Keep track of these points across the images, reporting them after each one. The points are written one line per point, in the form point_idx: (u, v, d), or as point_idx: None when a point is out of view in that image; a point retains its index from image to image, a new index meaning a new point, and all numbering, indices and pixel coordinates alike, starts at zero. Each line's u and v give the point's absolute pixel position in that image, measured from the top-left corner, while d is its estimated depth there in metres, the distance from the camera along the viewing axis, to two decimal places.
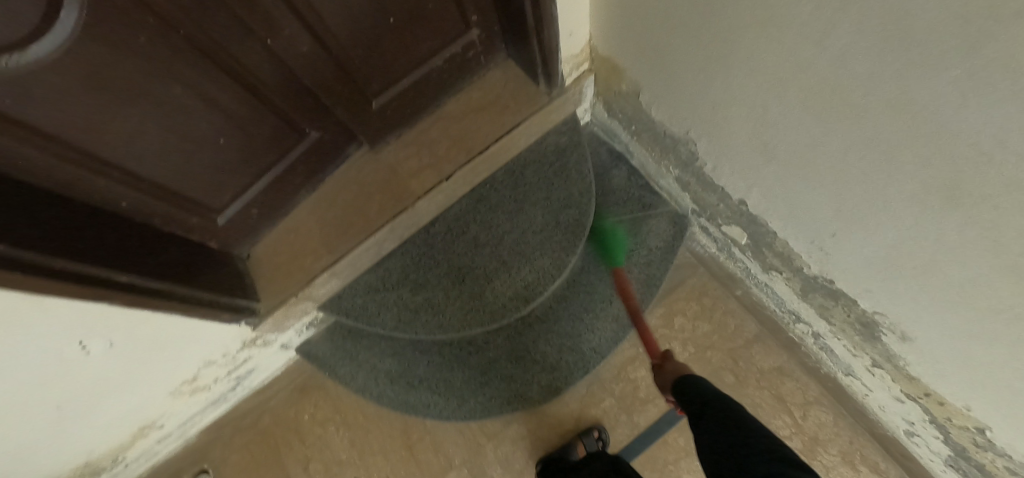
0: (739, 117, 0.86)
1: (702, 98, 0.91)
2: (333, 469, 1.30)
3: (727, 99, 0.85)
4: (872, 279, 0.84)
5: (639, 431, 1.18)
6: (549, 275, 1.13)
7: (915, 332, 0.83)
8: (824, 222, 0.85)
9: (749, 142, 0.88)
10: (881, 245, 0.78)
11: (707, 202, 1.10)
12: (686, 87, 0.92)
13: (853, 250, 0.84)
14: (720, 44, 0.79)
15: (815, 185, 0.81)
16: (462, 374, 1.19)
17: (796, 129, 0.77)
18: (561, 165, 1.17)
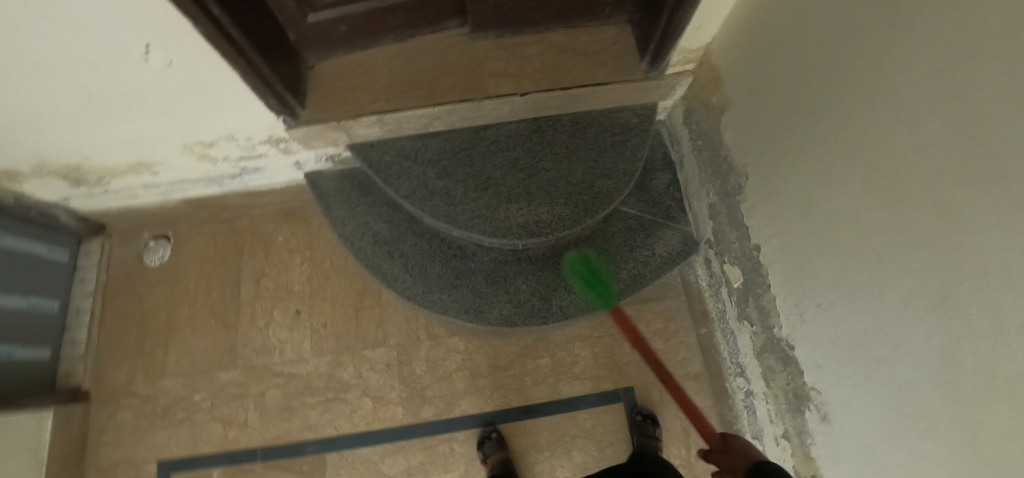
0: (800, 168, 0.93)
1: (777, 140, 0.98)
2: (281, 293, 1.35)
3: (799, 148, 0.93)
4: (829, 357, 0.92)
5: (557, 398, 1.26)
6: (561, 224, 1.18)
7: (837, 414, 0.92)
8: (817, 291, 0.93)
9: (795, 194, 0.95)
10: (853, 329, 0.86)
11: (724, 237, 1.18)
12: (768, 123, 1.00)
13: (827, 326, 0.91)
14: (824, 95, 0.86)
15: (829, 254, 0.89)
16: (439, 269, 1.24)
17: (843, 198, 0.84)
18: (620, 141, 1.24)
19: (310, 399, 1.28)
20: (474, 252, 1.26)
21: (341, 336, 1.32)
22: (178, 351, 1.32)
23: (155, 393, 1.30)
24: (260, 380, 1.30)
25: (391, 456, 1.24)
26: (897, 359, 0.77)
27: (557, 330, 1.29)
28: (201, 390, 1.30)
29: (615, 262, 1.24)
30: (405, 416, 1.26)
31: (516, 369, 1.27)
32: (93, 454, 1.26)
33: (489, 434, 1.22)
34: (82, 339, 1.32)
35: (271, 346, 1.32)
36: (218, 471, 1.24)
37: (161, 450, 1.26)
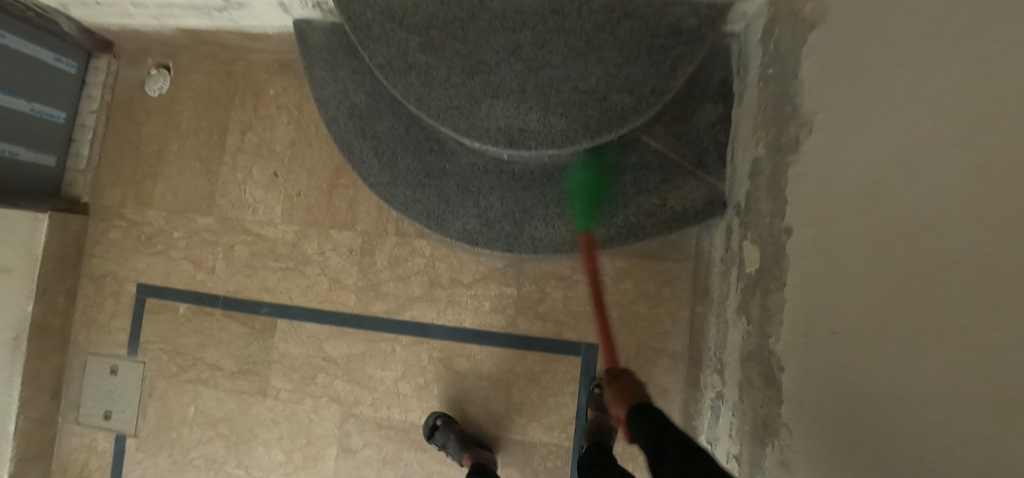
0: (896, 146, 0.60)
1: (875, 89, 0.64)
2: (262, 150, 1.28)
3: (900, 108, 0.60)
4: (817, 405, 0.67)
5: (512, 333, 1.16)
6: (550, 139, 0.93)
7: (797, 471, 0.69)
8: (837, 317, 0.65)
9: (862, 177, 0.64)
10: (862, 388, 0.60)
11: (755, 208, 0.89)
12: (879, 59, 0.64)
13: (829, 364, 0.66)
14: (992, 31, 0.50)
15: (877, 278, 0.60)
16: (410, 161, 1.07)
17: (917, 207, 0.55)
18: (662, 49, 0.92)
19: (272, 262, 1.25)
20: (453, 151, 1.06)
21: (312, 208, 1.25)
22: (164, 186, 1.32)
23: (141, 221, 1.32)
24: (232, 233, 1.28)
25: (335, 339, 1.21)
26: (898, 453, 0.53)
27: (532, 262, 1.17)
28: (179, 228, 1.30)
29: (609, 201, 1.02)
30: (356, 304, 1.21)
31: (477, 289, 1.18)
32: (86, 262, 1.34)
33: (435, 421, 1.13)
34: (83, 155, 1.36)
35: (246, 203, 1.27)
36: (184, 307, 1.28)
37: (139, 275, 1.31)
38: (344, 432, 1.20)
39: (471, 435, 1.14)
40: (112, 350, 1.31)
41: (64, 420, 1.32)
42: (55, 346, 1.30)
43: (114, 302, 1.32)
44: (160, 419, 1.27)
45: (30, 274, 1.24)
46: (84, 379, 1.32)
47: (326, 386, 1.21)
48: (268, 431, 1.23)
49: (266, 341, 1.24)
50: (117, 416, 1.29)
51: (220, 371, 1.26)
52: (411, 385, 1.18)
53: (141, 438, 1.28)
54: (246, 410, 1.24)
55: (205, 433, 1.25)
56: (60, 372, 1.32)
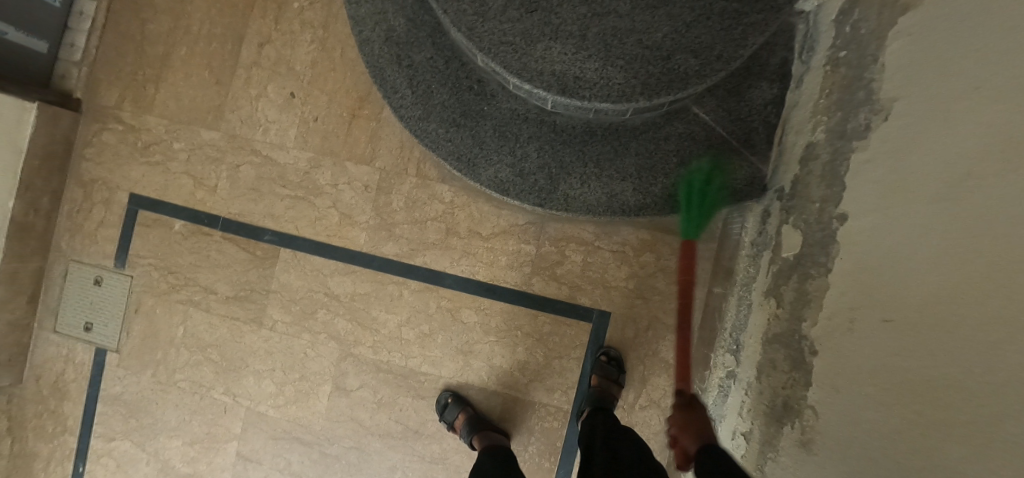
0: (990, 135, 0.57)
1: (972, 78, 0.61)
2: (280, 67, 1.19)
3: (995, 94, 0.57)
4: (855, 390, 0.66)
5: (525, 291, 1.14)
6: (606, 92, 0.88)
7: (822, 451, 0.69)
8: (896, 306, 0.64)
9: (941, 168, 0.62)
10: (915, 378, 0.59)
11: (804, 192, 0.87)
12: (986, 45, 0.61)
13: (878, 351, 0.65)
14: None
15: (948, 271, 0.58)
16: (445, 97, 1.01)
17: (1005, 198, 0.53)
18: (734, 14, 0.86)
19: (280, 188, 1.19)
20: (495, 93, 1.00)
21: (328, 136, 1.18)
22: (168, 92, 1.22)
23: (139, 127, 1.23)
24: (238, 152, 1.20)
25: (340, 276, 1.17)
26: (946, 436, 0.53)
27: (554, 222, 1.13)
28: (181, 140, 1.22)
29: (650, 168, 0.99)
30: (366, 243, 1.16)
31: (494, 242, 1.14)
32: (73, 163, 1.25)
33: (447, 400, 1.12)
34: (79, 47, 1.24)
35: (257, 122, 1.20)
36: (180, 225, 1.21)
37: (133, 184, 1.23)
38: (341, 371, 1.17)
39: (490, 420, 1.13)
40: (96, 260, 1.23)
41: (40, 327, 1.25)
42: (36, 248, 1.22)
43: (103, 210, 1.23)
44: (146, 337, 1.22)
45: (13, 167, 1.15)
46: (64, 287, 1.24)
47: (326, 322, 1.17)
48: (260, 362, 1.19)
49: (267, 269, 1.18)
50: (98, 329, 1.23)
51: (214, 294, 1.20)
52: (415, 332, 1.16)
53: (124, 355, 1.22)
54: (239, 338, 1.19)
55: (193, 357, 1.21)
56: (38, 276, 1.24)
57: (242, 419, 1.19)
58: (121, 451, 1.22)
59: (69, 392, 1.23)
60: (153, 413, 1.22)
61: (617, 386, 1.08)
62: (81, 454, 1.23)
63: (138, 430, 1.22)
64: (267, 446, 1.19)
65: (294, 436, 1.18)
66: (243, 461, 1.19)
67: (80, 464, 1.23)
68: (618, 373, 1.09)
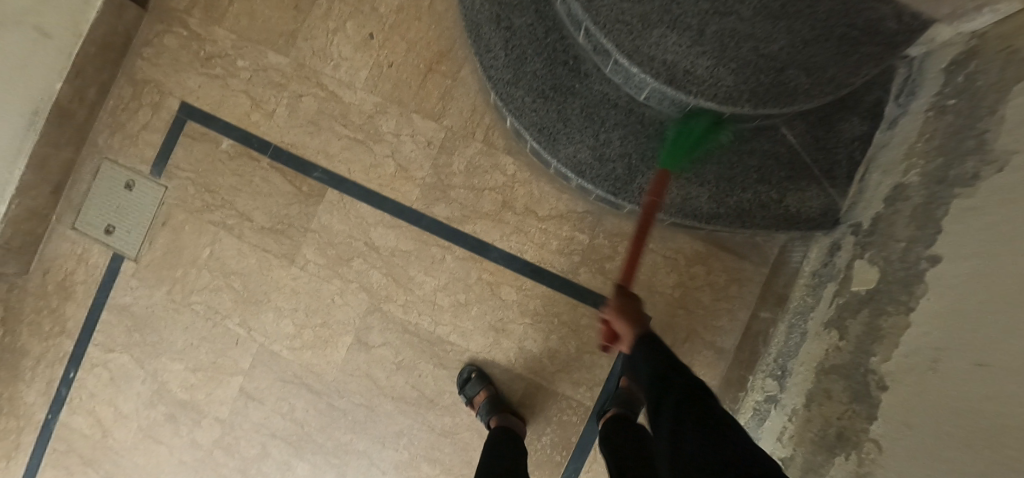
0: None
1: None
2: (364, 6, 1.16)
3: None
4: (931, 426, 0.67)
5: (570, 280, 1.11)
6: (713, 92, 0.87)
7: None
8: (990, 352, 0.64)
9: None
10: (1004, 422, 0.59)
11: (889, 232, 0.86)
12: None
13: (966, 393, 0.65)
14: None
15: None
16: (539, 66, 0.98)
17: None
18: (852, 42, 0.86)
19: (340, 127, 1.15)
20: (588, 72, 0.97)
21: (400, 85, 1.14)
22: (242, 7, 1.18)
23: (204, 37, 1.18)
24: (304, 83, 1.16)
25: (384, 228, 1.13)
26: None
27: (613, 217, 1.11)
28: (246, 58, 1.17)
29: (730, 178, 0.98)
30: (417, 200, 1.13)
31: (549, 225, 1.11)
32: (129, 60, 1.19)
33: (469, 375, 1.09)
34: None
35: (329, 56, 1.16)
36: (228, 144, 1.16)
37: (187, 93, 1.18)
38: (366, 325, 1.13)
39: (507, 401, 1.10)
40: (132, 164, 1.18)
41: (58, 222, 1.19)
42: (72, 138, 1.17)
43: (150, 114, 1.18)
44: (168, 252, 1.17)
45: (70, 50, 1.11)
46: (93, 184, 1.18)
47: (361, 272, 1.13)
48: (283, 299, 1.14)
49: (310, 207, 1.14)
50: (120, 234, 1.17)
51: (249, 222, 1.15)
52: (450, 299, 1.12)
53: (141, 266, 1.17)
54: (266, 271, 1.15)
55: (214, 281, 1.15)
56: (68, 167, 1.18)
57: (253, 355, 1.14)
58: (117, 365, 1.16)
59: (75, 294, 1.17)
60: (160, 332, 1.16)
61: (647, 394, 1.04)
62: (74, 360, 1.17)
63: (139, 346, 1.16)
64: (273, 387, 1.14)
65: (303, 383, 1.13)
66: (245, 398, 1.14)
67: (71, 370, 1.17)
68: None
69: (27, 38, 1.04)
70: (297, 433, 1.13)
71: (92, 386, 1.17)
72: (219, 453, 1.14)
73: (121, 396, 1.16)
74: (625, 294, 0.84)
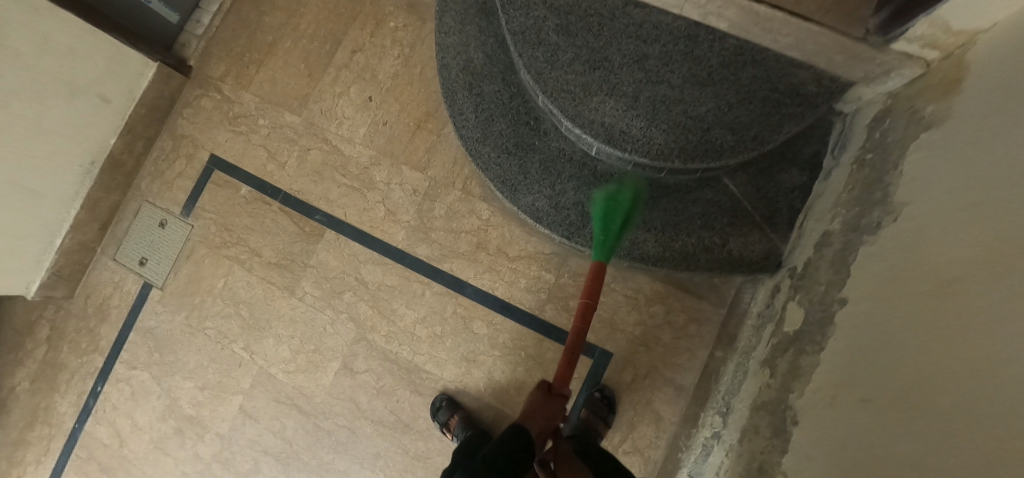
0: (966, 253, 0.63)
1: (952, 196, 0.68)
2: (366, 74, 1.35)
3: (974, 210, 0.65)
4: (828, 459, 0.70)
5: (536, 316, 1.20)
6: (646, 149, 0.98)
7: None
8: (874, 385, 0.68)
9: (924, 272, 0.68)
10: (884, 450, 0.63)
11: (814, 275, 0.92)
12: (972, 167, 0.68)
13: (855, 424, 0.69)
14: None
15: (921, 358, 0.63)
16: (504, 125, 1.12)
17: (977, 301, 0.58)
18: (775, 103, 0.96)
19: (339, 176, 1.31)
20: (547, 131, 1.11)
21: (392, 140, 1.31)
22: (265, 75, 1.39)
23: (234, 100, 1.39)
24: (311, 138, 1.34)
25: (373, 265, 1.26)
26: None
27: (577, 258, 1.21)
28: (266, 117, 1.37)
29: (675, 225, 1.06)
30: (402, 240, 1.26)
31: (519, 265, 1.22)
32: (171, 118, 1.41)
33: (440, 402, 1.17)
34: (204, 24, 1.43)
35: (335, 115, 1.34)
36: (246, 189, 1.35)
37: (216, 146, 1.38)
38: (352, 352, 1.24)
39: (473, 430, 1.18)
40: (166, 205, 1.38)
41: (102, 253, 1.38)
42: (120, 183, 1.37)
43: (184, 163, 1.39)
44: (188, 281, 1.33)
45: (123, 111, 1.33)
46: (133, 223, 1.38)
47: (350, 304, 1.26)
48: (282, 327, 1.27)
49: (310, 245, 1.29)
50: (151, 265, 1.36)
51: (259, 257, 1.31)
52: (428, 331, 1.22)
53: (165, 293, 1.34)
54: (269, 301, 1.29)
55: (224, 309, 1.30)
56: (114, 208, 1.39)
57: (253, 376, 1.27)
58: (138, 381, 1.32)
59: (110, 316, 1.35)
60: (176, 352, 1.31)
61: (602, 422, 1.12)
62: (103, 374, 1.33)
63: (158, 365, 1.31)
64: (267, 406, 1.25)
65: (294, 404, 1.25)
66: (243, 416, 1.26)
67: (99, 384, 1.33)
68: (608, 412, 1.14)
69: (92, 104, 1.26)
70: (285, 450, 1.24)
71: (115, 399, 1.32)
72: (217, 466, 1.26)
73: (139, 409, 1.31)
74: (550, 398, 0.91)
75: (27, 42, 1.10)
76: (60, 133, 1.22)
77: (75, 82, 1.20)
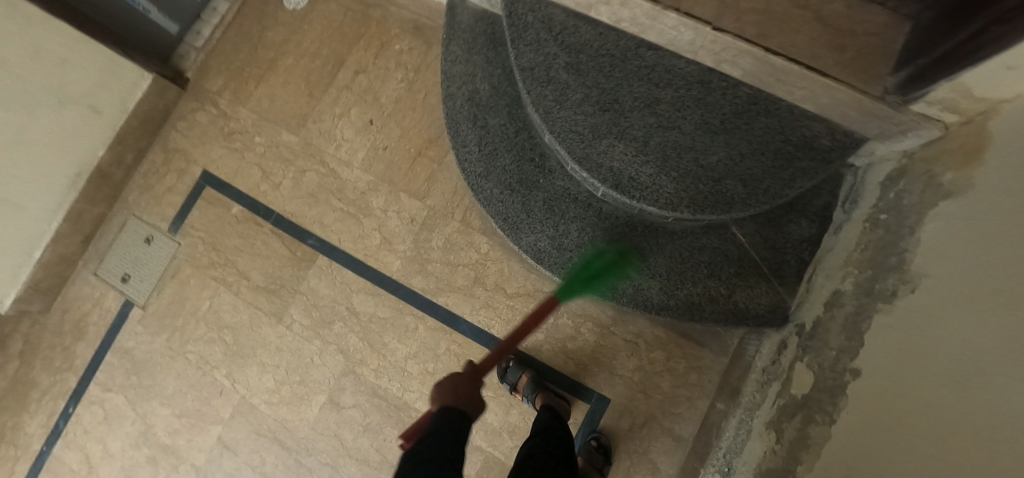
0: (991, 343, 0.59)
1: (976, 278, 0.66)
2: (367, 96, 1.32)
3: (994, 296, 0.62)
4: None
5: (531, 356, 1.16)
6: (655, 197, 0.95)
7: None
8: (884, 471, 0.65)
9: (943, 357, 0.65)
10: None
11: (823, 337, 0.89)
12: (993, 249, 0.65)
13: None
14: None
15: (930, 449, 0.60)
16: (508, 161, 1.09)
17: (997, 398, 0.55)
18: (788, 155, 0.93)
19: (335, 201, 1.27)
20: (552, 169, 1.07)
21: (391, 166, 1.27)
22: (264, 92, 1.35)
23: (230, 115, 1.35)
24: (308, 159, 1.30)
25: (365, 295, 1.22)
26: None
27: (576, 299, 1.17)
28: (262, 135, 1.33)
29: (680, 272, 1.03)
30: (397, 270, 1.22)
31: (516, 302, 1.18)
32: (164, 131, 1.36)
33: None
34: (203, 36, 1.40)
35: (333, 137, 1.30)
36: (237, 209, 1.30)
37: (208, 162, 1.33)
38: (338, 386, 1.19)
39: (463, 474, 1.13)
40: (153, 221, 1.33)
41: (83, 268, 1.33)
42: (106, 197, 1.32)
43: (175, 179, 1.34)
44: (172, 302, 1.28)
45: (114, 123, 1.28)
46: (117, 237, 1.33)
47: (340, 335, 1.21)
48: (267, 355, 1.22)
49: (301, 271, 1.25)
50: (134, 284, 1.30)
51: (246, 281, 1.26)
52: (419, 367, 1.18)
53: (146, 313, 1.28)
54: (255, 327, 1.24)
55: (208, 334, 1.25)
56: (99, 221, 1.34)
57: (233, 405, 1.21)
58: (112, 405, 1.26)
59: (87, 334, 1.30)
60: (155, 376, 1.25)
61: (594, 471, 1.07)
62: (75, 396, 1.27)
63: (134, 388, 1.26)
64: (247, 439, 1.20)
65: (275, 437, 1.19)
66: (221, 447, 1.21)
67: (71, 406, 1.27)
68: (604, 462, 1.09)
69: (81, 114, 1.21)
70: None
71: (87, 422, 1.26)
72: None
73: (111, 434, 1.25)
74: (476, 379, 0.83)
75: (13, 50, 1.06)
76: (44, 144, 1.18)
77: (65, 92, 1.16)
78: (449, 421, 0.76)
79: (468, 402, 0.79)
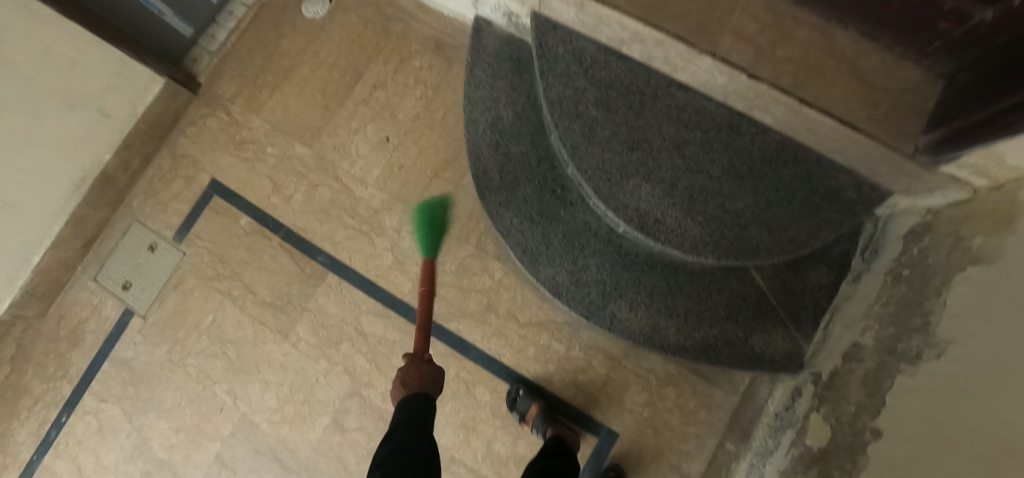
0: (1017, 423, 0.59)
1: (1003, 352, 0.66)
2: (385, 112, 1.30)
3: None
4: None
5: (541, 386, 1.15)
6: (680, 241, 0.95)
7: None
8: None
9: (970, 429, 0.65)
10: None
11: (842, 390, 0.89)
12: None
13: None
14: None
15: None
16: (529, 191, 1.08)
17: None
18: (813, 205, 0.94)
19: (347, 217, 1.25)
20: (574, 202, 1.06)
21: (407, 185, 1.25)
22: (278, 102, 1.32)
23: (242, 123, 1.32)
24: (321, 173, 1.28)
25: (374, 316, 1.20)
26: None
27: (589, 331, 1.16)
28: (275, 146, 1.30)
29: (698, 314, 1.03)
30: (408, 292, 1.20)
31: (528, 331, 1.17)
32: (172, 136, 1.33)
33: None
34: (218, 40, 1.36)
35: (348, 152, 1.28)
36: (245, 220, 1.27)
37: (218, 171, 1.30)
38: (344, 408, 1.17)
39: None
40: (158, 228, 1.29)
41: (82, 273, 1.29)
42: (110, 201, 1.29)
43: (182, 186, 1.31)
44: (174, 313, 1.25)
45: (123, 127, 1.24)
46: (119, 243, 1.29)
47: (347, 355, 1.19)
48: (271, 372, 1.20)
49: (310, 288, 1.22)
50: (135, 292, 1.27)
51: (252, 295, 1.24)
52: None
53: (147, 323, 1.25)
54: (260, 344, 1.21)
55: (210, 347, 1.22)
56: (101, 225, 1.30)
57: (234, 423, 1.19)
58: (107, 416, 1.22)
59: (83, 341, 1.26)
60: (153, 389, 1.22)
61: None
62: (69, 405, 1.24)
63: (130, 400, 1.22)
64: (246, 458, 1.17)
65: (276, 457, 1.17)
66: (219, 465, 1.18)
67: (63, 415, 1.24)
68: None
69: (89, 117, 1.18)
70: None
71: (79, 433, 1.23)
72: None
73: (105, 447, 1.21)
74: (419, 361, 0.86)
75: (26, 51, 1.03)
76: (51, 147, 1.14)
77: (75, 95, 1.13)
78: (410, 412, 0.81)
79: (419, 382, 0.83)
